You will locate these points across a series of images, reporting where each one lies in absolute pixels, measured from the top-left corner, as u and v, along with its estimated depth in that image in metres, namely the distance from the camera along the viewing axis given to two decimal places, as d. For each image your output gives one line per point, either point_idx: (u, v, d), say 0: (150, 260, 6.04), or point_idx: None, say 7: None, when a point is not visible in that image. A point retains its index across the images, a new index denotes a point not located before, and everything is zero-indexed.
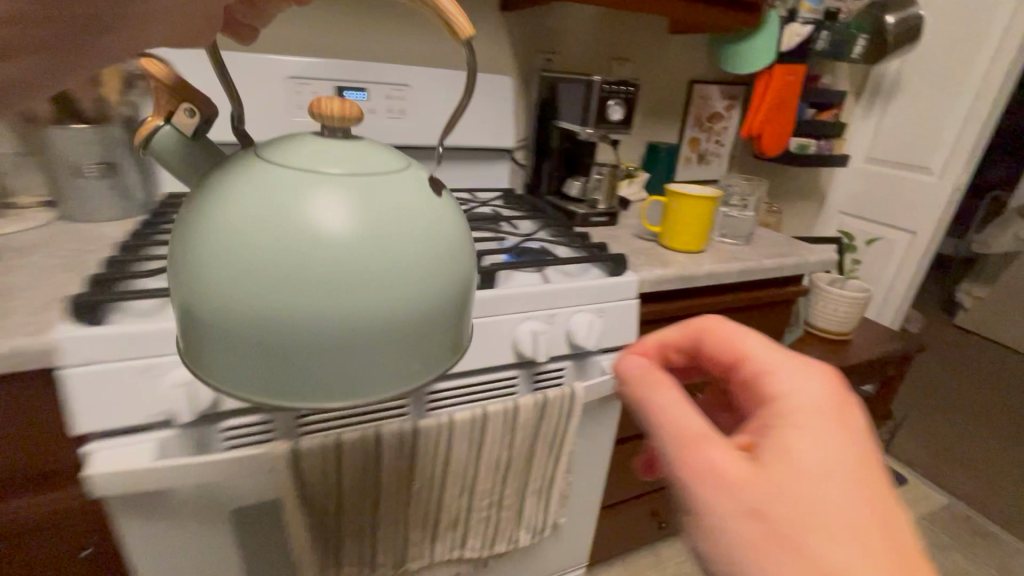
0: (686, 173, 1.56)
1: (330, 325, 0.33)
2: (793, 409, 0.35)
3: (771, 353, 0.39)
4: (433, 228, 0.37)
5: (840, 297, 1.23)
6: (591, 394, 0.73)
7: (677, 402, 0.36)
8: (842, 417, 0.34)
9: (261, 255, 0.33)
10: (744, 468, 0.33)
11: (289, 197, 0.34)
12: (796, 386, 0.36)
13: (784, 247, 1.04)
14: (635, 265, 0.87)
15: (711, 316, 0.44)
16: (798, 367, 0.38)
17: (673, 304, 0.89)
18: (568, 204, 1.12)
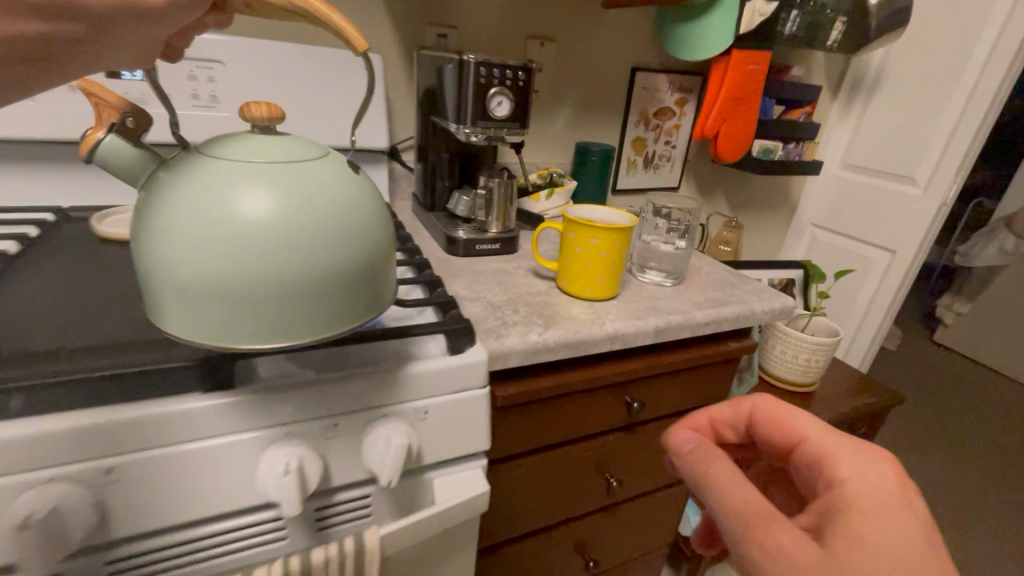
0: (628, 181, 1.31)
1: (269, 282, 0.42)
2: (848, 492, 0.42)
3: (827, 439, 0.47)
4: (341, 203, 0.46)
5: (802, 342, 0.99)
6: (395, 547, 0.48)
7: (730, 478, 0.44)
8: (892, 499, 0.41)
9: (201, 238, 0.42)
10: (798, 541, 0.39)
11: (218, 189, 0.43)
12: (853, 470, 0.43)
13: (725, 290, 0.79)
14: (507, 325, 0.62)
15: (758, 396, 0.54)
16: (851, 454, 0.45)
17: (555, 378, 0.64)
18: (452, 224, 0.86)
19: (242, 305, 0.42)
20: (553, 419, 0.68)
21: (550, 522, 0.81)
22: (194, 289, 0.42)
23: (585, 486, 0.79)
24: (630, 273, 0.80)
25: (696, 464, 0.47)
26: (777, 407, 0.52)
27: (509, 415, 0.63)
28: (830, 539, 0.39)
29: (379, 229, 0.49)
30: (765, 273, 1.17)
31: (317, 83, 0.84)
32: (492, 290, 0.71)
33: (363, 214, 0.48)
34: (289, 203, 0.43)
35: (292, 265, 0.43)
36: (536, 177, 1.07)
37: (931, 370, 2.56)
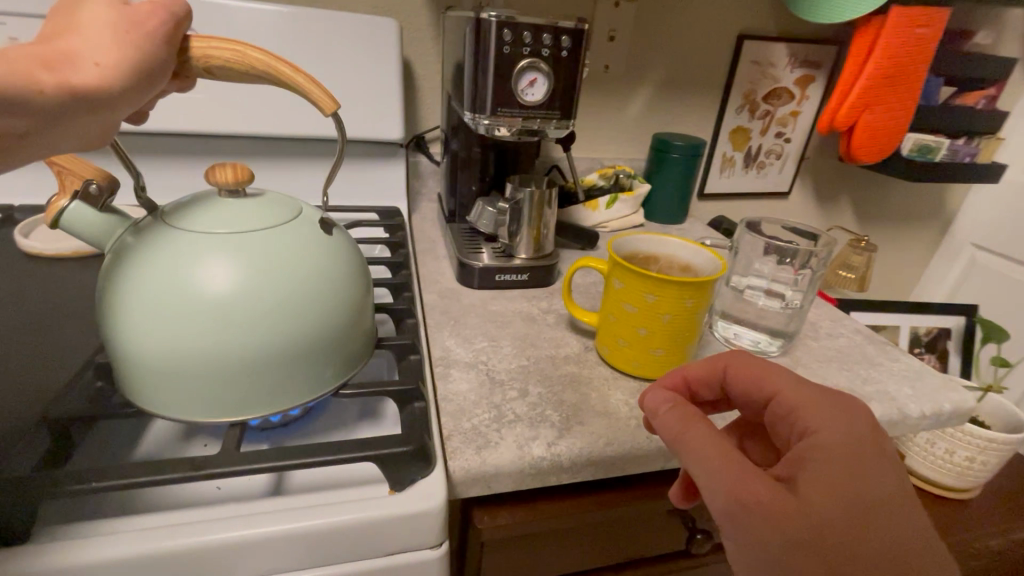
0: (720, 184, 1.03)
1: (255, 374, 0.34)
2: (831, 445, 0.31)
3: (805, 393, 0.34)
4: (326, 262, 0.36)
5: (969, 436, 0.68)
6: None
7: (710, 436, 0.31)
8: (876, 453, 0.30)
9: (164, 331, 0.32)
10: (777, 500, 0.28)
11: (173, 266, 0.32)
12: (830, 421, 0.32)
13: (854, 372, 0.52)
14: (501, 423, 0.41)
15: (733, 352, 0.38)
16: (829, 400, 0.33)
17: (563, 506, 0.43)
18: (470, 241, 0.66)
19: (222, 400, 0.33)
20: (568, 551, 0.47)
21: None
22: (163, 394, 0.33)
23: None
24: (707, 332, 0.56)
25: (674, 426, 0.32)
26: (762, 363, 0.37)
27: (496, 549, 0.43)
28: (804, 490, 0.29)
29: (360, 281, 0.39)
30: (906, 318, 0.89)
31: (321, 63, 0.64)
32: (500, 351, 0.50)
33: (349, 269, 0.38)
34: (261, 270, 0.33)
35: (281, 340, 0.34)
36: (599, 178, 0.85)
37: None
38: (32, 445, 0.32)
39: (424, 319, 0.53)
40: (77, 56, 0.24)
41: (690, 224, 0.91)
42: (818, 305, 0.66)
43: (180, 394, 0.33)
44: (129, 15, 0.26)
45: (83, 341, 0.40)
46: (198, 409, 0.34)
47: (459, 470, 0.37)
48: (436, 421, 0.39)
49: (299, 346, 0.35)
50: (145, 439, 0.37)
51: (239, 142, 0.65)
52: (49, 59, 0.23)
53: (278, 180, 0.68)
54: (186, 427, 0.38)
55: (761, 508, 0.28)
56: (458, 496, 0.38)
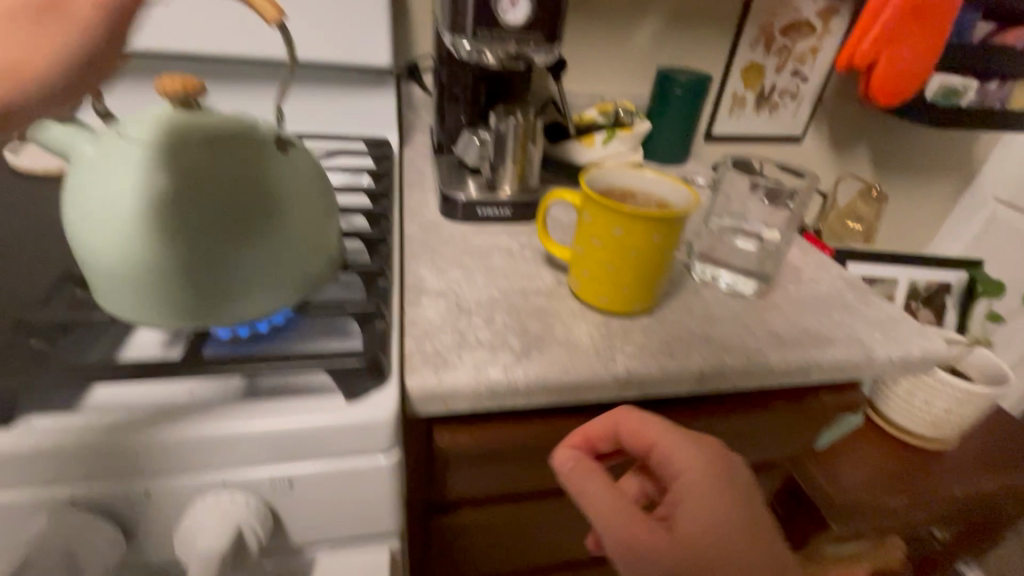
0: (729, 126, 0.98)
1: (226, 286, 0.35)
2: (697, 483, 0.38)
3: (676, 437, 0.39)
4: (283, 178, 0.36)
5: (943, 386, 0.70)
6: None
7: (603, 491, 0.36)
8: (727, 477, 0.38)
9: (133, 245, 0.33)
10: (664, 540, 0.35)
11: (133, 182, 0.33)
12: (695, 461, 0.38)
13: (826, 316, 0.52)
14: (462, 347, 0.43)
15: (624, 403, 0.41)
16: (693, 442, 0.39)
17: (527, 426, 0.45)
18: (456, 173, 0.66)
19: (190, 307, 0.35)
20: (530, 473, 0.49)
21: (514, 574, 0.65)
22: (134, 300, 0.35)
23: (562, 547, 0.61)
24: (684, 273, 0.55)
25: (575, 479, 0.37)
26: (643, 415, 0.40)
27: (459, 464, 0.46)
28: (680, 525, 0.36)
29: (320, 198, 0.39)
30: (906, 271, 0.87)
31: None
32: (472, 282, 0.51)
33: (309, 187, 0.38)
34: (223, 186, 0.34)
35: (243, 253, 0.35)
36: (598, 115, 0.80)
37: None
38: (12, 343, 0.34)
39: (401, 248, 0.53)
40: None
41: (691, 166, 0.88)
42: (807, 250, 0.64)
43: (154, 304, 0.35)
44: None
45: (71, 249, 0.42)
46: (167, 315, 0.35)
47: (418, 387, 0.39)
48: (399, 341, 0.41)
49: (261, 261, 0.36)
50: (124, 347, 0.38)
51: (223, 65, 0.64)
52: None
53: (263, 105, 0.67)
54: (163, 338, 0.39)
55: (650, 547, 0.35)
56: (417, 412, 0.40)
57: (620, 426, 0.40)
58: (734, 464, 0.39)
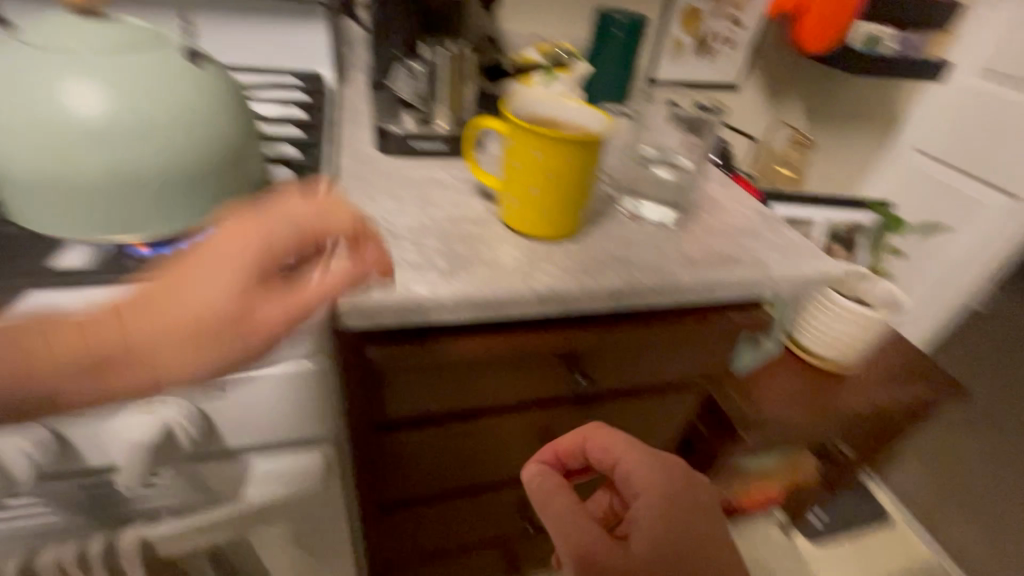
0: (670, 72, 1.00)
1: (140, 196, 0.35)
2: (656, 498, 0.41)
3: (637, 453, 0.44)
4: (189, 86, 0.36)
5: (850, 311, 0.78)
6: (196, 539, 0.40)
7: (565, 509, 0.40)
8: (686, 502, 0.41)
9: (40, 155, 0.33)
10: (616, 554, 0.38)
11: (33, 92, 0.33)
12: (656, 482, 0.42)
13: (735, 241, 0.57)
14: (390, 267, 0.44)
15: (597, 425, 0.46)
16: (659, 465, 0.43)
17: (460, 341, 0.48)
18: (391, 109, 0.65)
19: (107, 218, 0.35)
20: (464, 388, 0.53)
21: (461, 490, 0.70)
22: (50, 213, 0.35)
23: (503, 461, 0.67)
24: (609, 204, 0.58)
25: (543, 496, 0.42)
26: (610, 436, 0.45)
27: (394, 378, 0.49)
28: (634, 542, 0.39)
29: (233, 109, 0.39)
30: (824, 212, 0.93)
31: None
32: (404, 210, 0.52)
33: (220, 97, 0.38)
34: (126, 93, 0.34)
35: (152, 160, 0.35)
36: (540, 57, 0.81)
37: None
38: None
39: (332, 178, 0.54)
40: (132, 354, 0.30)
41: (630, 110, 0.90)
42: (728, 186, 0.69)
43: (71, 217, 0.35)
44: (211, 316, 0.31)
45: None
46: (85, 226, 0.35)
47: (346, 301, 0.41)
48: None
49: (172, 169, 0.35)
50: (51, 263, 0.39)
51: None
52: (118, 356, 0.30)
53: None
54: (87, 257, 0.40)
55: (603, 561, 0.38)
56: (346, 326, 0.42)
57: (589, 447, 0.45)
58: (695, 489, 0.42)
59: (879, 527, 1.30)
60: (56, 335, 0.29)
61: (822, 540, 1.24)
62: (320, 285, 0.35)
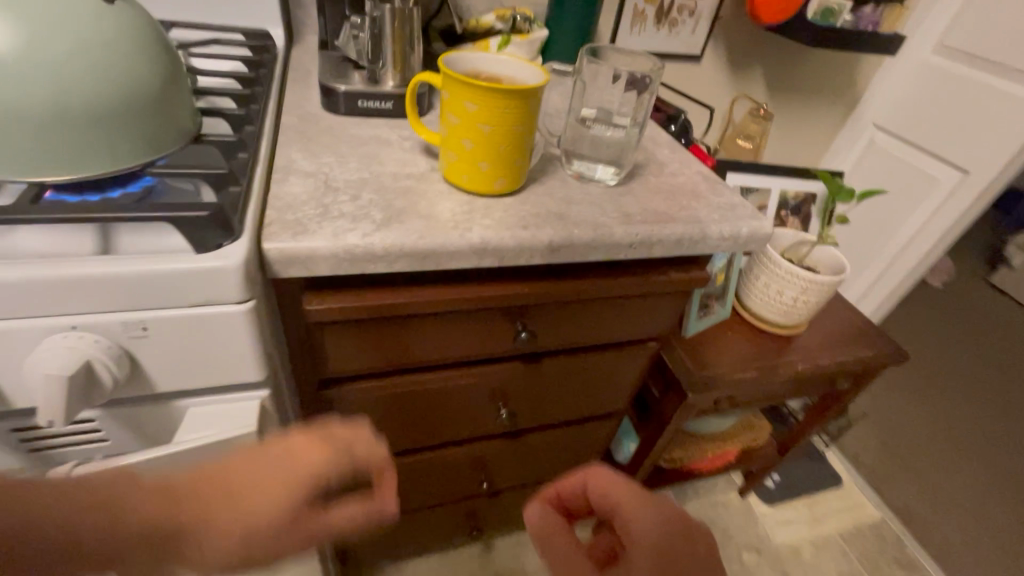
0: (631, 42, 1.01)
1: (59, 135, 0.35)
2: (647, 541, 0.42)
3: (634, 498, 0.45)
4: (108, 28, 0.36)
5: (792, 274, 0.81)
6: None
7: (562, 551, 0.43)
8: (679, 544, 0.41)
9: None
10: None
11: None
12: (648, 524, 0.43)
13: (675, 200, 0.58)
14: (324, 218, 0.45)
15: (592, 467, 0.48)
16: (653, 506, 0.44)
17: (393, 293, 0.49)
18: (339, 68, 0.65)
19: (23, 158, 0.35)
20: (406, 339, 0.55)
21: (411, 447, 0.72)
22: None
23: (455, 417, 0.69)
24: (554, 164, 0.59)
25: (543, 534, 0.45)
26: (608, 479, 0.47)
27: (332, 327, 0.50)
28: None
29: (156, 52, 0.39)
30: (779, 182, 0.95)
31: None
32: (344, 165, 0.52)
33: (141, 41, 0.38)
34: (40, 30, 0.34)
35: (74, 102, 0.35)
36: (497, 20, 0.79)
37: (993, 310, 2.15)
38: None
39: (272, 133, 0.54)
40: (196, 531, 0.33)
41: None
42: (676, 149, 0.70)
43: None
44: (276, 520, 0.36)
45: None
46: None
47: (274, 249, 0.41)
48: (258, 208, 0.43)
49: (94, 110, 0.36)
50: None
51: None
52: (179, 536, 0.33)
53: None
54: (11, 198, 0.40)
55: None
56: (279, 275, 0.43)
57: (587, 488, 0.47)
58: (689, 533, 0.42)
59: (831, 490, 1.36)
60: (137, 504, 0.32)
61: (775, 502, 1.30)
62: (347, 515, 0.42)
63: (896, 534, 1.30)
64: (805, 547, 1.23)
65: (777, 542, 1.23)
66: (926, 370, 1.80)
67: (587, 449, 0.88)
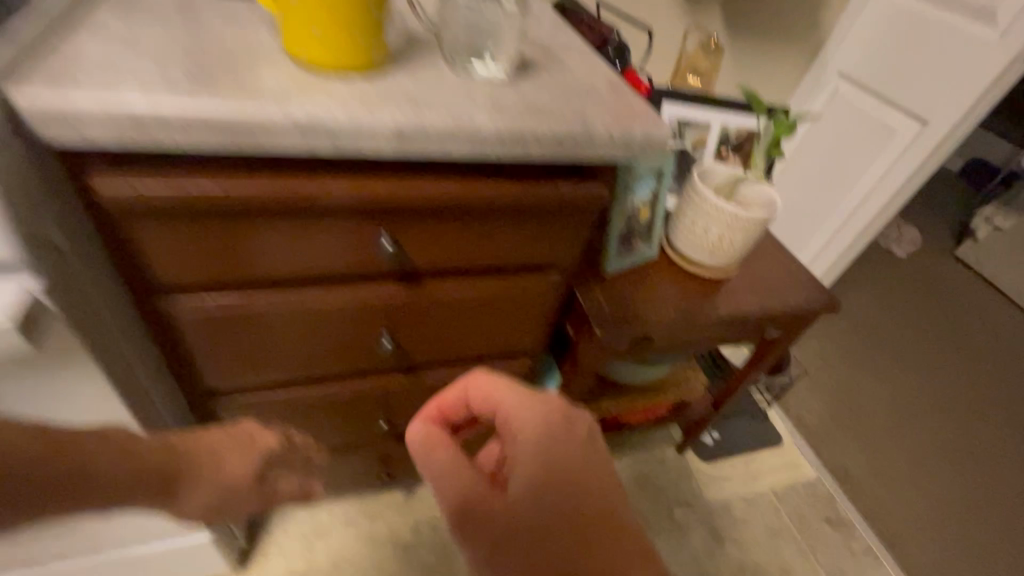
0: None
1: None
2: (534, 435, 0.40)
3: (517, 397, 0.42)
4: None
5: (718, 210, 0.76)
6: None
7: (446, 457, 0.40)
8: (565, 430, 0.41)
9: None
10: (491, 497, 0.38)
11: None
12: (531, 414, 0.41)
13: (564, 99, 0.51)
14: (108, 79, 0.37)
15: (473, 372, 0.44)
16: (535, 401, 0.42)
17: (208, 180, 0.42)
18: None
19: None
20: (247, 242, 0.48)
21: (289, 377, 0.66)
22: None
23: (335, 346, 0.63)
24: (430, 54, 0.52)
25: (424, 448, 0.41)
26: (491, 381, 0.43)
27: (147, 219, 0.44)
28: (512, 483, 0.38)
29: None
30: (719, 116, 0.89)
31: None
32: (165, 33, 0.44)
33: None
34: None
35: None
36: None
37: (954, 280, 2.13)
38: None
39: None
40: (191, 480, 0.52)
41: None
42: (586, 55, 0.62)
43: None
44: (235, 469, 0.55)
45: None
46: None
47: (29, 105, 0.35)
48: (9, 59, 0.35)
49: None
50: None
51: None
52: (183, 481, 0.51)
53: None
54: None
55: (478, 502, 0.37)
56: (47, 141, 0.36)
57: (467, 394, 0.43)
58: (574, 418, 0.42)
59: (771, 449, 1.34)
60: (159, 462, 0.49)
61: (712, 459, 1.28)
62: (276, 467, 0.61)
63: (829, 492, 1.29)
64: (738, 503, 1.21)
65: (709, 497, 1.21)
66: (880, 336, 1.78)
67: None
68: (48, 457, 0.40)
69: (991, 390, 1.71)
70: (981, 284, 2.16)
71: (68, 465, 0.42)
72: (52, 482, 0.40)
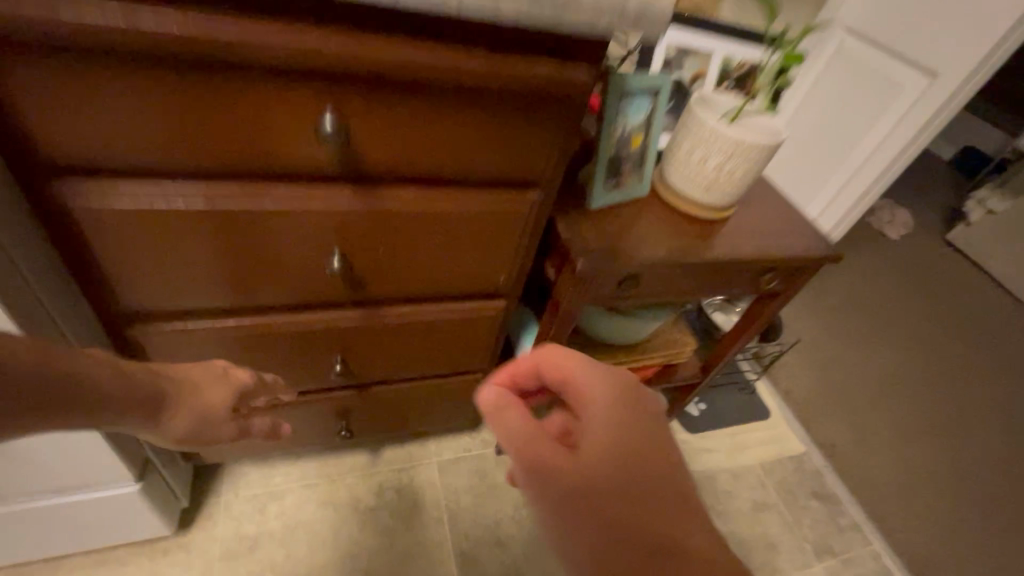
0: None
1: None
2: (609, 405, 0.39)
3: (590, 368, 0.41)
4: None
5: (718, 135, 0.68)
6: None
7: (517, 421, 0.38)
8: (637, 405, 0.40)
9: None
10: (563, 459, 0.36)
11: None
12: (606, 387, 0.40)
13: None
14: None
15: (549, 346, 0.43)
16: (608, 375, 0.41)
17: (87, 6, 0.33)
18: None
19: None
20: (150, 107, 0.40)
21: (224, 303, 0.57)
22: None
23: (275, 265, 0.55)
24: None
25: (495, 410, 0.39)
26: (564, 352, 0.42)
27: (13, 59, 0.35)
28: (585, 450, 0.36)
29: None
30: (720, 42, 0.81)
31: None
32: None
33: None
34: None
35: None
36: None
37: (945, 263, 2.10)
38: None
39: None
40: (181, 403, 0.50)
41: None
42: None
43: None
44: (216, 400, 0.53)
45: None
46: None
47: None
48: None
49: None
50: None
51: None
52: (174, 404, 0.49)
53: None
54: None
55: (549, 467, 0.35)
56: None
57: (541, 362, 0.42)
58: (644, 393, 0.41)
59: (759, 422, 1.28)
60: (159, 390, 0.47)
61: (697, 430, 1.22)
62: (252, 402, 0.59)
63: (817, 468, 1.24)
64: (724, 476, 1.16)
65: (694, 469, 1.15)
66: (871, 315, 1.74)
67: (470, 337, 0.75)
68: (64, 377, 0.39)
69: (981, 371, 1.67)
70: (972, 269, 2.13)
71: (84, 387, 0.40)
72: (62, 402, 0.39)
